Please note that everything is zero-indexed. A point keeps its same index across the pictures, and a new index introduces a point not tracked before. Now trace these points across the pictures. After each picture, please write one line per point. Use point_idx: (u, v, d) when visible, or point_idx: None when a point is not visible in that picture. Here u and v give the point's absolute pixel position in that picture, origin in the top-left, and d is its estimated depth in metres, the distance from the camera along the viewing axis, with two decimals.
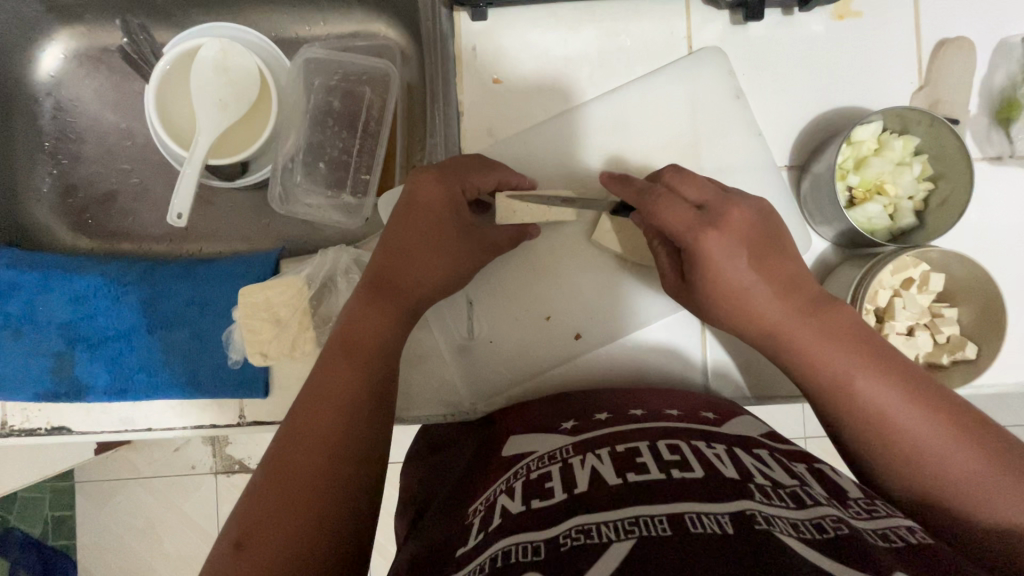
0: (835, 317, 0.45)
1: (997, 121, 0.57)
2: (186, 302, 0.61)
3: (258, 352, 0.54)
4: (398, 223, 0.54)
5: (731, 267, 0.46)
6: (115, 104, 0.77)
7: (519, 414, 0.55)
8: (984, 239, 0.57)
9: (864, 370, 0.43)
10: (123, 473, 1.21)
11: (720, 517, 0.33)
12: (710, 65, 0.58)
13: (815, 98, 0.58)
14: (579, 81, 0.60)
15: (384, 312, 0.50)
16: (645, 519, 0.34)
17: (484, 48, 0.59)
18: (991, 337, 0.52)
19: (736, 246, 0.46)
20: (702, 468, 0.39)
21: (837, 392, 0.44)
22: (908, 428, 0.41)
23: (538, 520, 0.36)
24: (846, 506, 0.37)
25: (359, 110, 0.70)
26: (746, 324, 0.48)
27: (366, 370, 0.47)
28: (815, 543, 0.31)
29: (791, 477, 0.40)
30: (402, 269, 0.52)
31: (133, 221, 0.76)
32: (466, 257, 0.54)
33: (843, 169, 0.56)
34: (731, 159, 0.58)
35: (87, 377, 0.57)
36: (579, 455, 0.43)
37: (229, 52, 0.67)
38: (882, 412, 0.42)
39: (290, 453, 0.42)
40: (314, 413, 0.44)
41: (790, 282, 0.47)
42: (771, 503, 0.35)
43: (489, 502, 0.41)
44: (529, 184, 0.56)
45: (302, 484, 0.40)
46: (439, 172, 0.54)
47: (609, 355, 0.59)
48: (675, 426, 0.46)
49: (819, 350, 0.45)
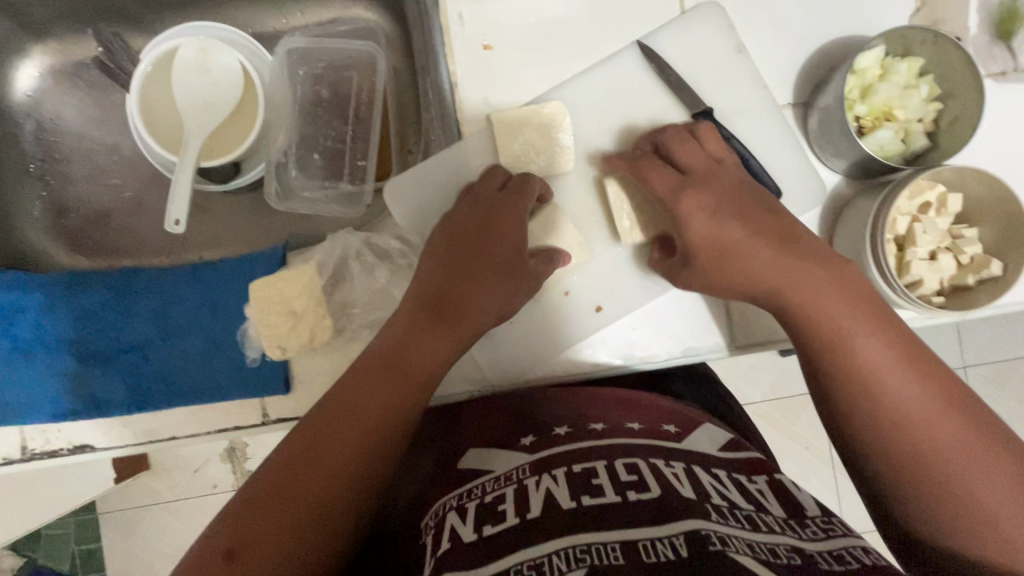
0: (846, 281, 0.48)
1: (999, 35, 0.56)
2: (195, 306, 0.58)
3: (276, 345, 0.52)
4: (454, 242, 0.54)
5: (740, 233, 0.51)
6: (99, 119, 0.76)
7: (478, 416, 0.55)
8: (995, 159, 0.56)
9: (869, 336, 0.45)
10: (148, 498, 1.20)
11: (673, 540, 0.35)
12: (710, 19, 0.56)
13: (816, 30, 0.57)
14: (571, 39, 0.57)
15: (440, 339, 0.50)
16: (598, 547, 0.35)
17: (470, 14, 0.56)
18: (1015, 251, 0.51)
19: (761, 219, 0.51)
20: (658, 487, 0.40)
21: (834, 342, 0.46)
22: (897, 389, 0.44)
23: (488, 549, 0.37)
24: (803, 527, 0.39)
25: (349, 96, 0.69)
26: (740, 282, 0.50)
27: (402, 402, 0.48)
28: (768, 563, 0.33)
29: (746, 499, 0.41)
30: (457, 295, 0.52)
31: (130, 237, 0.75)
32: (511, 291, 0.53)
33: (851, 99, 0.55)
34: (739, 104, 0.57)
35: (104, 393, 0.56)
36: (536, 476, 0.44)
37: (209, 50, 0.66)
38: (876, 371, 0.44)
39: (311, 472, 0.43)
40: (340, 434, 0.45)
41: (789, 235, 0.50)
42: (727, 523, 0.37)
43: (439, 519, 0.44)
44: (543, 187, 0.54)
45: (307, 507, 0.42)
46: (490, 206, 0.54)
47: (634, 324, 0.56)
48: (634, 444, 0.47)
49: (824, 308, 0.47)
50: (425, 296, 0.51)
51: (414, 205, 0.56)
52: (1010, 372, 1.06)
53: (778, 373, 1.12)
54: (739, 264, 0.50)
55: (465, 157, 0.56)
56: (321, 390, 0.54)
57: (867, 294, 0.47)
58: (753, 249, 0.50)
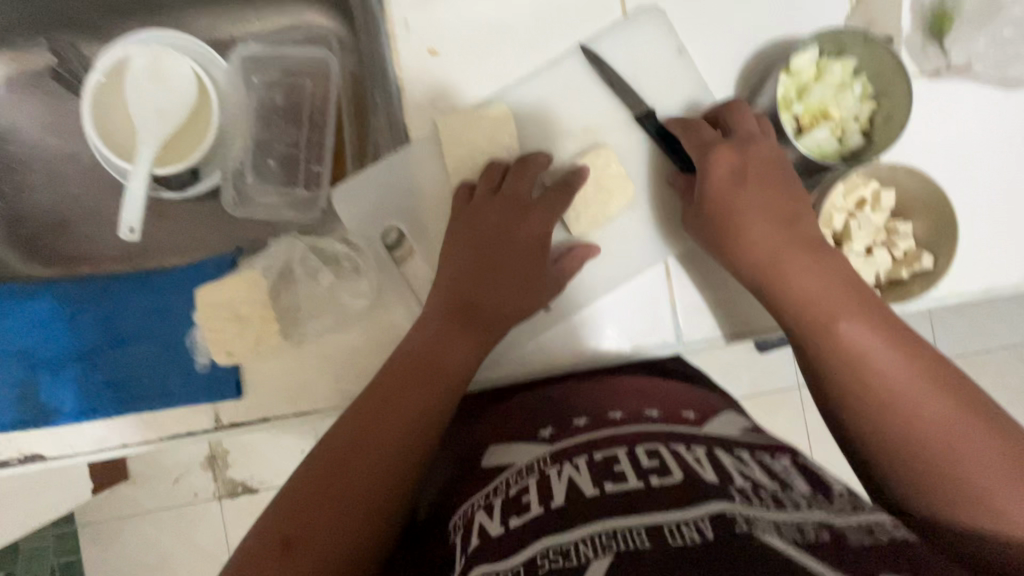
0: (832, 267, 0.51)
1: (932, 36, 0.57)
2: (145, 313, 0.58)
3: (223, 350, 0.53)
4: (472, 236, 0.56)
5: (742, 210, 0.54)
6: (54, 127, 0.76)
7: (502, 412, 0.57)
8: (931, 155, 0.57)
9: (850, 317, 0.48)
10: (127, 507, 1.20)
11: (699, 522, 0.34)
12: (650, 23, 0.57)
13: (754, 32, 0.58)
14: (515, 42, 0.58)
15: (467, 338, 0.53)
16: (625, 532, 0.35)
17: (415, 19, 0.57)
18: (945, 244, 0.52)
19: (762, 200, 0.54)
20: (679, 471, 0.40)
21: (819, 326, 0.49)
22: (880, 365, 0.46)
23: (518, 540, 0.37)
24: (828, 505, 0.39)
25: (303, 103, 0.70)
26: (744, 263, 0.53)
27: (437, 395, 0.51)
28: (797, 543, 0.33)
29: (771, 480, 0.41)
30: (481, 291, 0.55)
31: (89, 245, 0.74)
32: (534, 281, 0.56)
33: (787, 100, 0.56)
34: (679, 106, 0.58)
35: (53, 402, 0.56)
36: (557, 465, 0.44)
37: (163, 58, 0.66)
38: (860, 350, 0.47)
39: (358, 464, 0.47)
40: (381, 427, 0.49)
41: (786, 220, 0.53)
42: (752, 504, 0.37)
43: (469, 518, 0.44)
44: (544, 158, 0.56)
45: (355, 497, 0.46)
46: (507, 195, 0.55)
47: (581, 322, 0.58)
48: (653, 430, 0.47)
49: (810, 293, 0.50)
50: (450, 294, 0.54)
51: (364, 209, 0.57)
52: (980, 362, 1.08)
53: (755, 367, 1.13)
54: (745, 242, 0.53)
55: (413, 160, 0.57)
56: (272, 394, 0.55)
57: (850, 277, 0.50)
58: (754, 226, 0.53)
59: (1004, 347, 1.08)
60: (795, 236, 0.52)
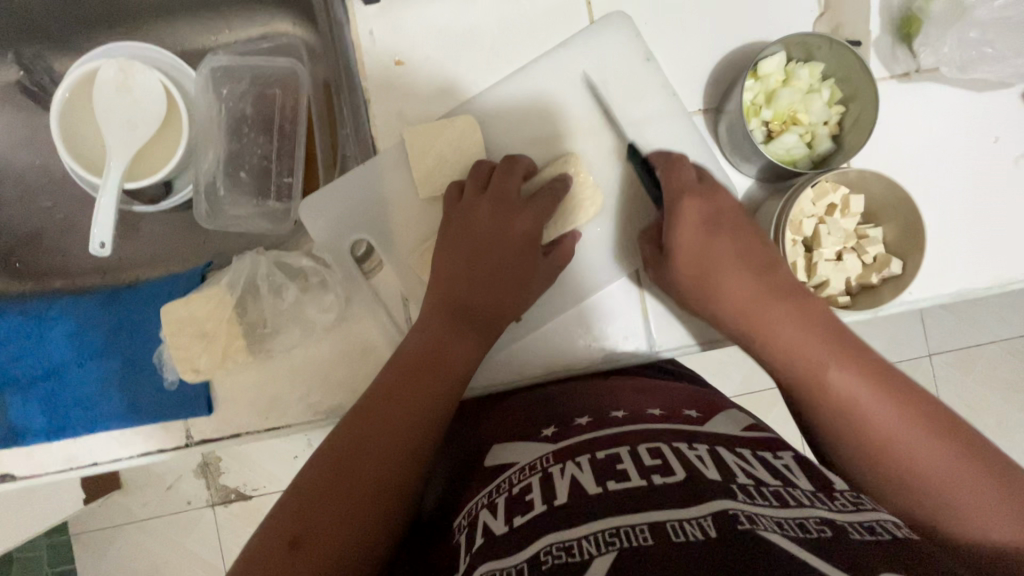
0: (813, 313, 0.50)
1: (900, 38, 0.57)
2: (113, 329, 0.58)
3: (190, 368, 0.53)
4: (467, 240, 0.54)
5: (715, 257, 0.54)
6: (26, 141, 0.75)
7: (501, 413, 0.55)
8: (901, 158, 0.57)
9: (839, 366, 0.47)
10: (119, 517, 1.19)
11: (701, 521, 0.33)
12: (618, 29, 0.57)
13: (721, 38, 0.58)
14: (482, 51, 0.58)
15: (469, 337, 0.52)
16: (627, 530, 0.34)
17: (381, 30, 0.57)
18: (912, 251, 0.52)
19: (733, 251, 0.54)
20: (683, 470, 0.39)
21: (808, 375, 0.48)
22: (873, 413, 0.45)
23: (520, 538, 0.36)
24: (832, 499, 0.37)
25: (273, 112, 0.69)
26: (725, 317, 0.53)
27: (440, 394, 0.49)
28: (800, 540, 0.31)
29: (776, 474, 0.39)
30: (476, 294, 0.53)
31: (63, 259, 0.74)
32: (531, 278, 0.55)
33: (755, 105, 0.56)
34: (649, 112, 0.57)
35: (22, 421, 0.55)
36: (560, 464, 0.42)
37: (130, 70, 0.65)
38: (851, 399, 0.46)
39: (362, 463, 0.44)
40: (382, 424, 0.46)
41: (767, 268, 0.53)
42: (755, 502, 0.35)
43: (472, 518, 0.42)
44: (527, 163, 0.55)
45: (363, 494, 0.43)
46: (496, 199, 0.54)
47: (551, 332, 0.57)
48: (657, 430, 0.45)
49: (795, 341, 0.50)
50: (447, 296, 0.53)
51: (333, 221, 0.56)
52: (970, 357, 1.08)
53: (747, 366, 1.13)
54: (724, 295, 0.53)
55: (381, 171, 0.56)
56: (243, 409, 0.54)
57: (835, 323, 0.50)
58: (733, 279, 0.53)
59: (995, 341, 1.08)
60: (775, 284, 0.52)
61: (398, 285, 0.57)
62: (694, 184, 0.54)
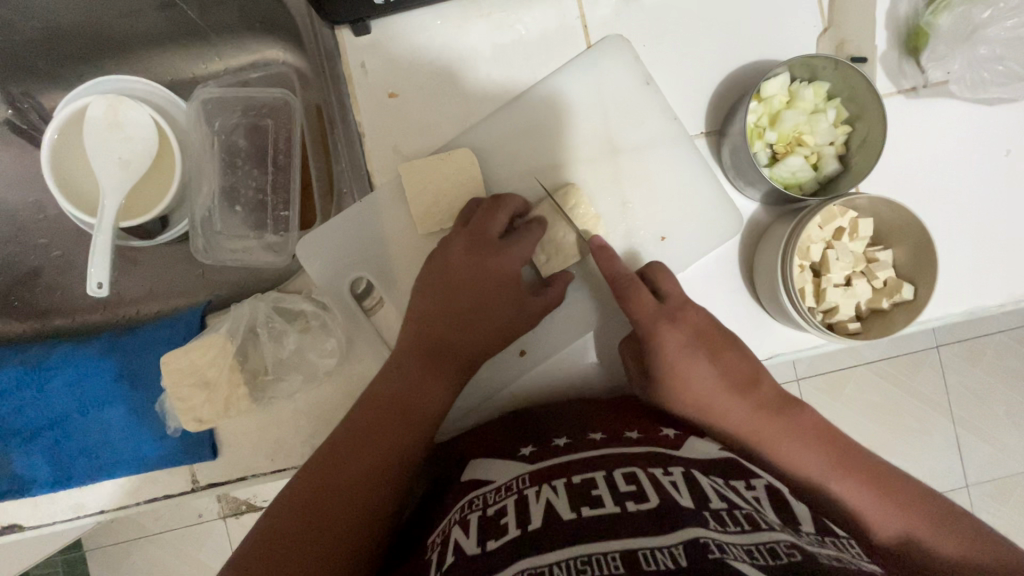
0: (804, 424, 0.49)
1: (907, 53, 0.55)
2: (115, 376, 0.58)
3: (192, 418, 0.52)
4: (445, 280, 0.52)
5: (695, 375, 0.50)
6: (19, 178, 0.74)
7: (472, 437, 0.54)
8: (910, 177, 0.56)
9: (838, 479, 0.47)
10: (132, 532, 1.20)
11: (672, 549, 0.31)
12: (614, 53, 0.55)
13: (722, 59, 0.56)
14: (476, 80, 0.57)
15: (444, 379, 0.50)
16: (599, 558, 0.31)
17: (373, 61, 0.55)
18: (925, 275, 0.51)
19: (710, 365, 0.51)
20: (657, 497, 0.37)
21: (814, 493, 0.48)
22: (882, 523, 0.45)
23: (489, 561, 0.33)
24: (800, 534, 0.36)
25: (267, 143, 0.68)
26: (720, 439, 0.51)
27: (412, 436, 0.48)
28: (768, 570, 0.29)
29: (746, 503, 0.38)
30: (455, 335, 0.51)
31: (62, 296, 0.73)
32: (511, 316, 0.52)
33: (759, 127, 0.55)
34: (647, 138, 0.56)
35: (27, 472, 0.55)
36: (536, 486, 0.41)
37: (119, 105, 0.63)
38: (858, 513, 0.46)
39: (329, 505, 0.43)
40: (350, 467, 0.45)
41: (749, 383, 0.51)
42: (725, 530, 0.33)
43: (443, 536, 0.39)
44: (519, 202, 0.54)
45: (330, 539, 0.42)
46: (473, 236, 0.52)
47: (556, 364, 0.56)
48: (634, 452, 0.45)
49: (795, 460, 0.49)
50: (423, 336, 0.51)
51: (331, 261, 0.55)
52: (979, 348, 1.07)
53: None
54: (716, 417, 0.50)
55: (377, 207, 0.55)
56: (247, 454, 0.54)
57: (828, 430, 0.50)
58: (724, 402, 0.50)
59: (1002, 331, 1.07)
60: (766, 403, 0.50)
61: (398, 323, 0.56)
62: (660, 309, 0.51)
